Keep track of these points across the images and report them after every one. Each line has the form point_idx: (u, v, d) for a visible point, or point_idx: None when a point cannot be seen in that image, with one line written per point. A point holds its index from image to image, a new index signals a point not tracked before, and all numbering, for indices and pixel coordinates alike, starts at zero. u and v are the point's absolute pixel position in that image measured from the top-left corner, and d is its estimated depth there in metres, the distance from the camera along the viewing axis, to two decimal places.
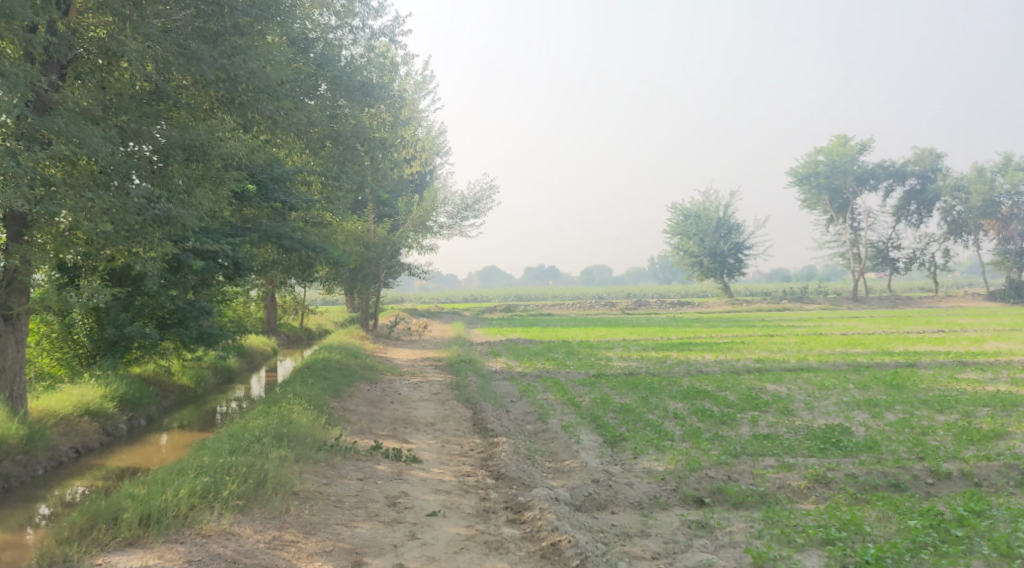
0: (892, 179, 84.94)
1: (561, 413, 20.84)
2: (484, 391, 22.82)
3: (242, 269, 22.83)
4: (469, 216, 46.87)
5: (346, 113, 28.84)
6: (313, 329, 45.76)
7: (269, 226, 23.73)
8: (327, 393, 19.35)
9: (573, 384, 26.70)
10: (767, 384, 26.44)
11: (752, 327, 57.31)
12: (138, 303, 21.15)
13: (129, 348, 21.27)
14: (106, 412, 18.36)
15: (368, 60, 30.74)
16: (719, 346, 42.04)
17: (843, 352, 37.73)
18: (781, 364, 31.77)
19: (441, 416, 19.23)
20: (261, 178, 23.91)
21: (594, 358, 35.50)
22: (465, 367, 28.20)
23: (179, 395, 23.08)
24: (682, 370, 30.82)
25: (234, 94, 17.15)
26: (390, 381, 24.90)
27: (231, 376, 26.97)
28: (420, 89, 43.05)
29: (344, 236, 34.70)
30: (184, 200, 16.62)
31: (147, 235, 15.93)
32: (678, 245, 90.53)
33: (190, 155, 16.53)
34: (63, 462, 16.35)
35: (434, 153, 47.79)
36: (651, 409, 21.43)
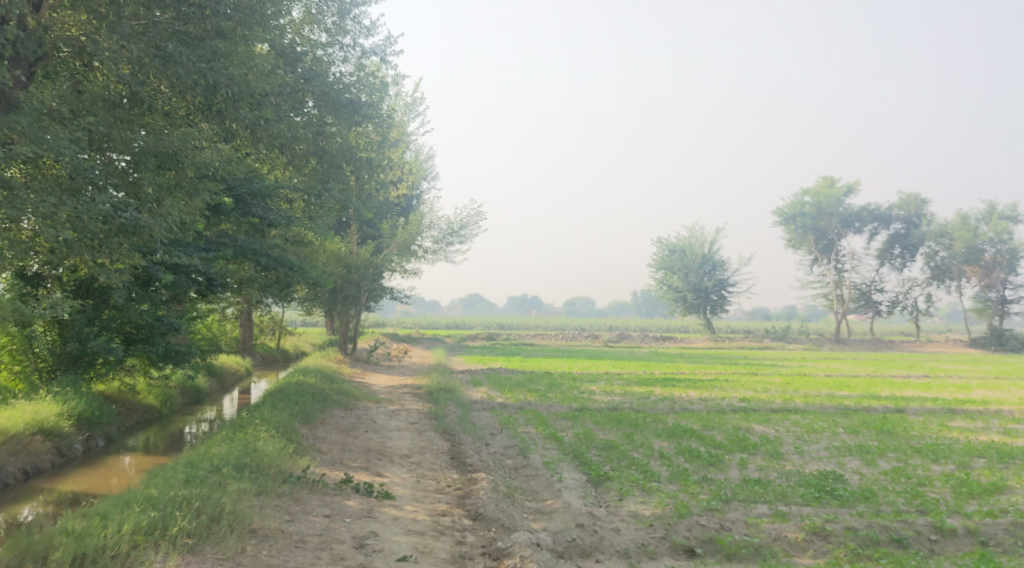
0: (876, 223, 85.23)
1: (542, 448, 19.98)
2: (464, 422, 21.92)
3: (215, 286, 21.96)
4: (455, 241, 46.17)
5: (333, 130, 28.18)
6: (290, 351, 44.71)
7: (245, 242, 22.91)
8: (298, 419, 18.41)
9: (555, 417, 25.84)
10: (754, 425, 25.69)
11: (736, 366, 56.65)
12: (104, 317, 20.21)
13: (92, 363, 20.38)
14: (62, 431, 17.33)
15: (358, 78, 30.20)
16: (703, 383, 41.29)
17: (830, 394, 37.06)
18: (767, 405, 31.06)
19: (417, 448, 18.32)
20: (239, 193, 22.93)
21: (577, 391, 34.63)
22: (444, 396, 27.30)
23: (143, 415, 22.06)
24: (666, 406, 30.02)
25: (212, 103, 16.66)
26: (366, 408, 23.97)
27: (200, 397, 25.91)
28: (410, 111, 42.47)
29: (325, 257, 33.88)
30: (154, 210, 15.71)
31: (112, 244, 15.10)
32: (662, 279, 90.17)
33: (162, 163, 15.72)
34: (9, 484, 15.33)
35: (421, 176, 47.22)
36: (636, 447, 20.60)
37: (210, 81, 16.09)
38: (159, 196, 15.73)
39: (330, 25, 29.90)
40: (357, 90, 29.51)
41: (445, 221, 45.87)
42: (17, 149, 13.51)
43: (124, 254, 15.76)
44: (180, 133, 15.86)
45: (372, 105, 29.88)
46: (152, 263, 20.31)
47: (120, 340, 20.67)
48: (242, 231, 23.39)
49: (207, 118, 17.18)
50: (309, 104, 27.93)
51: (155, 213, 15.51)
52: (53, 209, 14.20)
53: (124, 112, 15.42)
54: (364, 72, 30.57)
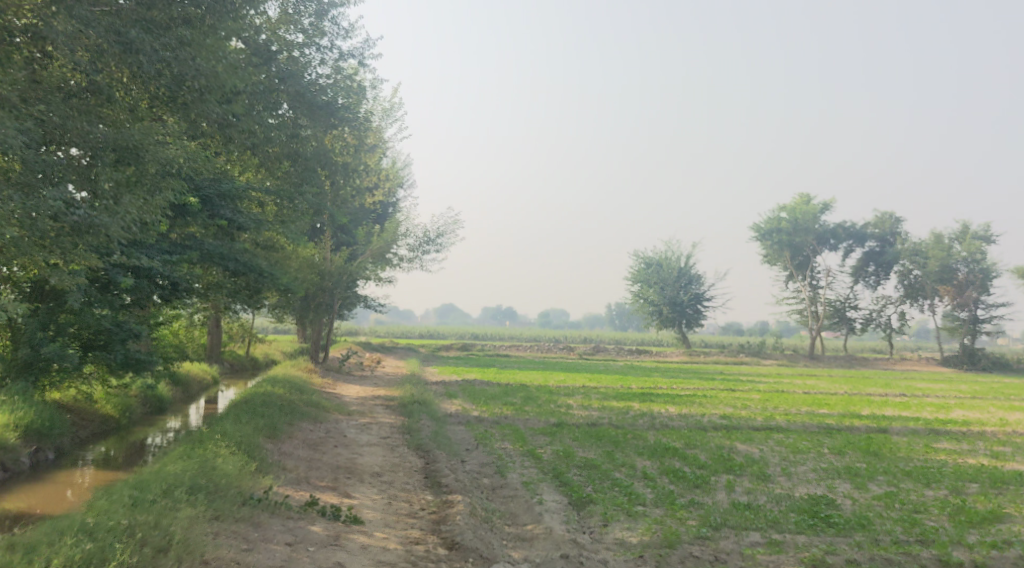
0: (852, 240, 85.51)
1: (521, 467, 19.11)
2: (439, 438, 20.99)
3: (179, 290, 20.85)
4: (431, 250, 45.27)
5: (307, 133, 27.31)
6: (259, 359, 43.42)
7: (211, 246, 21.90)
8: (262, 434, 17.38)
9: (533, 433, 24.95)
10: (738, 443, 25.01)
11: (713, 381, 56.07)
12: (58, 322, 19.05)
13: (45, 371, 19.24)
14: (6, 444, 16.19)
15: (336, 80, 29.33)
16: (681, 398, 40.58)
17: (810, 412, 36.52)
18: (749, 422, 30.38)
19: (389, 465, 17.34)
20: (207, 193, 21.81)
21: (554, 405, 33.75)
22: (418, 409, 26.31)
23: (100, 425, 20.88)
24: (646, 423, 29.23)
25: (177, 95, 16.06)
26: (336, 421, 22.95)
27: (162, 407, 24.70)
28: (387, 116, 41.55)
29: (297, 263, 32.87)
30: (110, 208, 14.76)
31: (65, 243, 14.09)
32: (639, 292, 89.70)
33: (121, 158, 14.76)
34: None
35: (398, 184, 46.31)
36: (618, 467, 19.75)
37: (174, 71, 15.48)
38: (117, 193, 14.76)
39: (306, 25, 29.00)
40: (334, 92, 28.59)
41: (421, 229, 44.93)
42: None
43: (79, 256, 14.73)
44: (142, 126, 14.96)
45: (348, 107, 28.96)
46: (112, 265, 19.22)
47: (76, 347, 19.52)
48: (209, 234, 22.36)
49: (172, 111, 16.64)
50: (284, 104, 27.01)
51: (113, 211, 14.53)
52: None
53: (81, 103, 14.49)
54: (341, 74, 29.70)
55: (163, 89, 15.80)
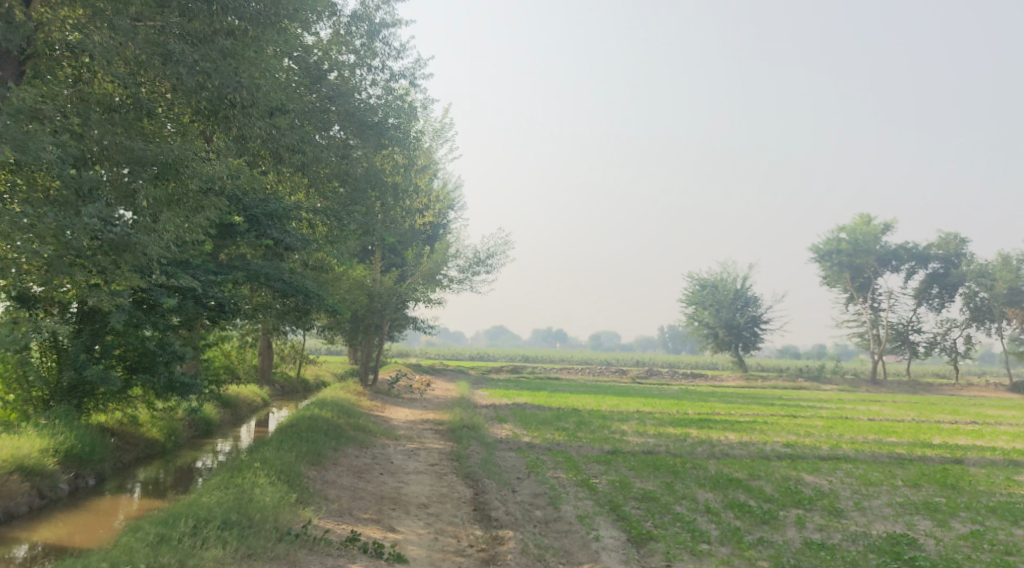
0: (914, 261, 82.59)
1: (575, 498, 18.15)
2: (489, 465, 20.11)
3: (226, 312, 20.22)
4: (482, 271, 44.63)
5: (357, 153, 27.04)
6: (310, 381, 43.16)
7: (257, 265, 21.35)
8: (305, 461, 16.72)
9: (587, 461, 23.91)
10: (804, 474, 23.64)
11: (772, 406, 54.23)
12: (102, 343, 18.81)
13: (89, 393, 18.97)
14: (45, 469, 15.84)
15: (388, 100, 28.97)
16: (740, 425, 39.05)
17: (877, 440, 34.72)
18: (814, 451, 28.88)
19: (436, 496, 16.53)
20: (254, 213, 21.36)
21: (608, 431, 32.61)
22: (468, 435, 25.48)
23: (144, 449, 20.54)
24: (706, 451, 27.96)
25: (217, 108, 15.87)
26: (383, 447, 22.26)
27: (210, 430, 24.33)
28: (438, 137, 41.17)
29: (346, 284, 32.48)
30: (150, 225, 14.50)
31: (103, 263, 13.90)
32: (693, 314, 87.94)
33: (161, 174, 14.68)
34: None
35: (449, 205, 45.88)
36: (677, 500, 18.63)
37: (215, 83, 15.16)
38: (156, 211, 14.54)
39: (357, 45, 28.75)
40: (385, 111, 28.21)
41: (472, 250, 44.32)
42: None
43: (121, 276, 14.43)
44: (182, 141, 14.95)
45: (399, 127, 28.55)
46: (156, 285, 18.91)
47: (121, 369, 19.25)
48: (258, 254, 21.91)
49: (214, 126, 16.47)
50: (332, 123, 26.69)
51: (150, 230, 14.31)
52: (33, 221, 13.03)
53: (121, 118, 14.49)
54: (392, 93, 29.35)
55: (204, 102, 15.63)
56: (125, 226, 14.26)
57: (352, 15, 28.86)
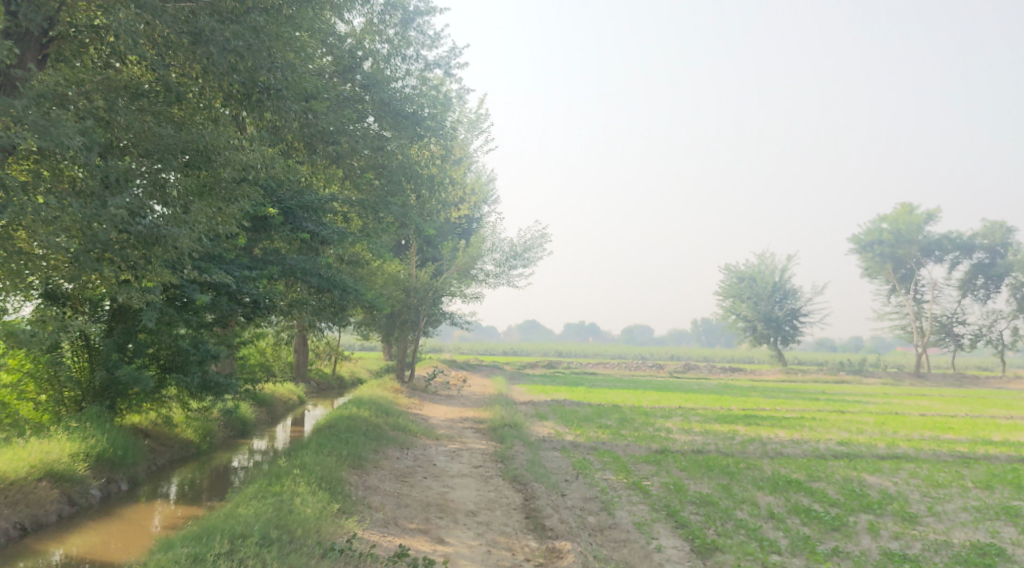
0: (958, 252, 79.91)
1: (629, 503, 17.19)
2: (536, 468, 19.19)
3: (261, 308, 19.57)
4: (518, 265, 43.68)
5: (392, 145, 26.21)
6: (345, 377, 42.57)
7: (293, 260, 20.65)
8: (345, 465, 15.93)
9: (636, 461, 22.90)
10: (866, 475, 22.45)
11: (817, 401, 52.58)
12: (134, 342, 18.22)
13: (121, 394, 18.38)
14: (75, 476, 15.19)
15: (423, 90, 28.08)
16: (789, 421, 37.68)
17: (935, 437, 33.16)
18: (872, 450, 27.53)
19: (485, 502, 15.65)
20: (288, 205, 20.60)
21: (652, 429, 31.51)
22: (511, 434, 24.56)
23: (179, 451, 20.02)
24: (758, 450, 26.79)
25: (250, 92, 15.10)
26: (424, 448, 21.44)
27: (245, 430, 23.73)
28: (473, 128, 40.23)
29: (382, 280, 31.74)
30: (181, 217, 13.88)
31: (132, 256, 13.33)
32: (731, 307, 86.33)
33: (191, 161, 14.19)
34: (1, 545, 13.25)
35: (484, 198, 44.97)
36: (737, 504, 17.55)
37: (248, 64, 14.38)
38: (186, 202, 13.95)
39: (391, 34, 27.91)
40: (420, 101, 27.35)
41: (508, 244, 43.36)
42: (14, 137, 11.88)
43: (152, 272, 13.85)
44: (215, 128, 14.34)
45: (435, 117, 27.66)
46: (189, 282, 18.27)
47: (154, 369, 18.64)
48: (293, 248, 21.18)
49: (246, 111, 15.67)
50: (367, 113, 25.92)
51: (181, 222, 13.72)
52: (57, 213, 12.50)
53: (150, 102, 13.86)
54: (427, 83, 28.44)
55: (236, 85, 14.86)
56: (155, 217, 13.66)
57: (386, 3, 28.03)
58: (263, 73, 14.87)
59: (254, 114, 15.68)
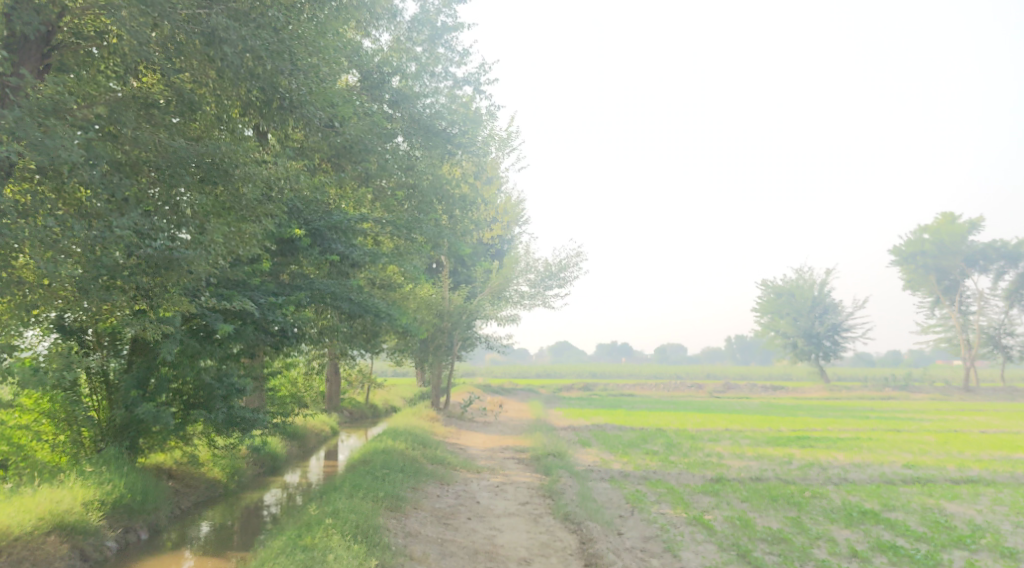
0: (1004, 261, 76.97)
1: (694, 543, 15.66)
2: (588, 503, 17.74)
3: (290, 337, 18.36)
4: (554, 285, 42.27)
5: (423, 164, 25.05)
6: (379, 406, 41.32)
7: (322, 285, 19.42)
8: (383, 509, 14.66)
9: (692, 492, 21.28)
10: (945, 501, 20.57)
11: (868, 420, 50.02)
12: (156, 377, 17.15)
13: (142, 432, 17.30)
14: (88, 527, 14.16)
15: (454, 107, 26.93)
16: (844, 443, 35.52)
17: (1006, 456, 30.80)
18: (944, 473, 25.47)
19: (538, 548, 14.27)
20: (316, 226, 19.36)
21: (702, 454, 29.73)
22: (556, 465, 23.06)
23: (205, 492, 19.04)
24: (820, 476, 24.94)
25: (270, 98, 14.03)
26: (467, 483, 20.06)
27: (277, 466, 22.58)
28: (504, 146, 39.04)
29: (415, 304, 30.51)
30: (197, 241, 13.13)
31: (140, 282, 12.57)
32: (769, 324, 84.15)
33: (206, 176, 13.23)
34: None
35: (516, 219, 43.76)
36: (813, 541, 15.86)
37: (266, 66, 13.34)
38: (201, 221, 13.17)
39: (419, 51, 26.91)
40: (451, 118, 26.19)
41: (543, 264, 41.96)
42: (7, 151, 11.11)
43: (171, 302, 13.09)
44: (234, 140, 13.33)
45: (466, 134, 26.47)
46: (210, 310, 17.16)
47: (177, 405, 17.69)
48: (321, 272, 20.00)
49: (267, 121, 14.54)
50: (396, 131, 24.84)
51: (195, 244, 12.99)
52: (56, 237, 11.78)
53: (161, 114, 13.05)
54: (457, 100, 27.31)
55: (255, 91, 13.78)
56: (167, 239, 12.92)
57: (413, 20, 27.21)
58: (284, 78, 13.86)
59: (276, 123, 14.53)
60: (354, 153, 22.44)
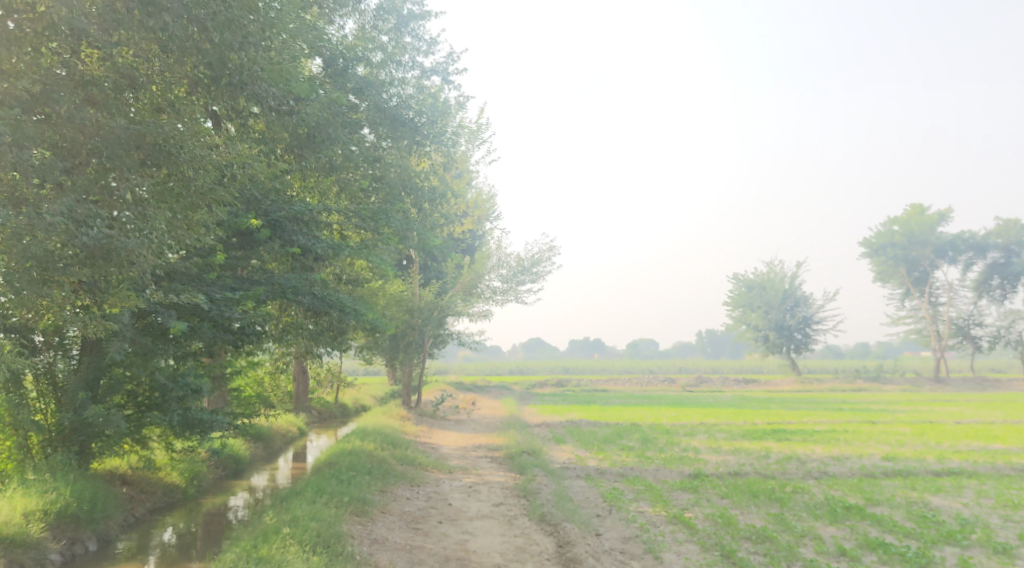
0: (972, 252, 77.50)
1: (677, 543, 15.03)
2: (564, 503, 17.05)
3: (251, 334, 17.42)
4: (526, 280, 41.53)
5: (387, 156, 24.21)
6: (348, 406, 40.31)
7: (282, 279, 18.48)
8: (348, 515, 13.88)
9: (672, 489, 20.65)
10: (928, 494, 20.13)
11: (842, 412, 49.78)
12: (107, 377, 16.35)
13: (92, 436, 16.26)
14: (29, 540, 13.31)
15: (421, 97, 26.03)
16: (820, 436, 35.21)
17: (983, 447, 30.57)
18: (924, 465, 25.05)
19: (511, 554, 13.56)
20: (276, 217, 18.40)
21: (679, 449, 29.18)
22: (531, 463, 22.34)
23: (162, 498, 18.05)
24: (800, 470, 24.43)
25: (220, 73, 14.35)
26: (438, 484, 19.29)
27: (240, 469, 21.63)
28: (474, 138, 38.19)
29: (384, 300, 29.61)
30: (138, 229, 12.40)
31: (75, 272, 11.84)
32: (741, 318, 84.15)
33: (149, 159, 12.52)
34: None
35: (487, 213, 42.94)
36: (799, 540, 15.25)
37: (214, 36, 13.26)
38: (145, 207, 12.36)
39: (385, 40, 26.03)
40: (419, 108, 25.32)
41: (515, 259, 41.19)
42: None
43: (126, 296, 12.81)
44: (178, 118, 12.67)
45: (434, 124, 25.62)
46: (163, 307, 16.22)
47: (130, 408, 16.89)
48: (283, 265, 19.09)
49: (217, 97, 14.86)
50: (361, 121, 23.96)
51: (135, 232, 12.27)
52: None
53: (101, 93, 12.25)
54: (425, 90, 26.45)
55: (203, 66, 13.83)
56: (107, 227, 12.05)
57: (378, 8, 26.28)
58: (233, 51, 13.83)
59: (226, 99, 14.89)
60: (318, 142, 21.55)
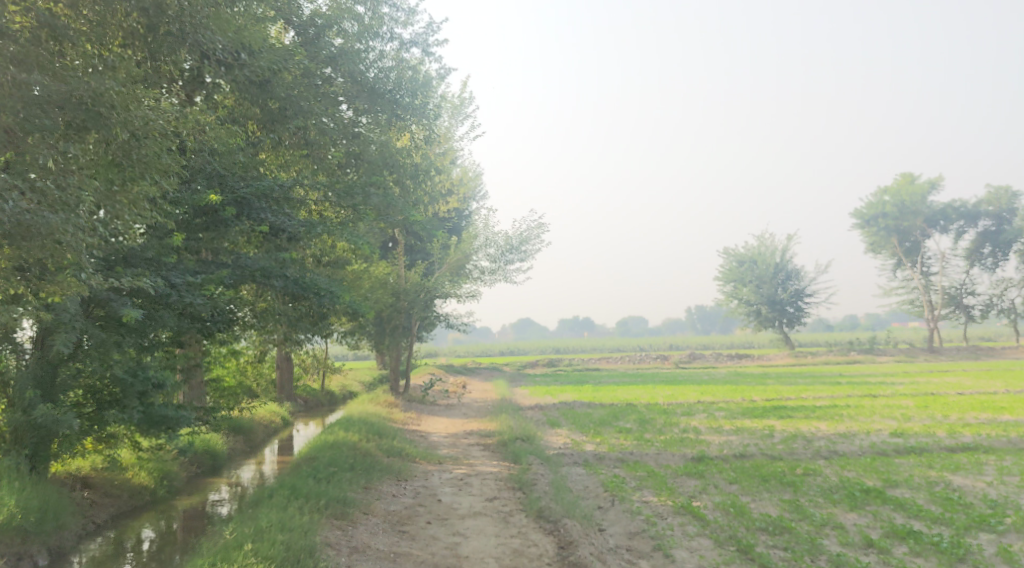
0: (964, 221, 76.48)
1: (690, 537, 13.78)
2: (563, 495, 15.79)
3: (218, 321, 16.03)
4: (515, 259, 40.09)
5: (365, 131, 22.60)
6: (335, 393, 38.87)
7: (251, 261, 17.03)
8: (325, 521, 12.65)
9: (676, 475, 19.39)
10: (947, 472, 18.98)
11: (839, 386, 48.67)
12: (60, 375, 14.81)
13: (45, 438, 14.88)
14: None
15: (399, 66, 24.36)
16: (822, 411, 34.06)
17: (991, 419, 29.46)
18: (936, 441, 23.87)
19: (507, 560, 12.34)
20: (243, 194, 16.97)
21: (678, 430, 27.92)
22: (525, 450, 21.03)
23: (128, 501, 16.64)
24: (807, 449, 23.23)
25: (156, 22, 13.75)
26: (426, 476, 18.00)
27: (217, 466, 20.25)
28: (457, 113, 36.62)
29: (367, 282, 28.12)
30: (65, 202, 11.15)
31: None
32: (732, 292, 83.02)
33: (74, 121, 11.40)
34: None
35: (473, 191, 41.35)
36: (820, 530, 14.01)
37: None
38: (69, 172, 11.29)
39: (361, 9, 24.26)
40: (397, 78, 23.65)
41: (503, 237, 39.72)
42: None
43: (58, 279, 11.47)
44: (110, 75, 11.60)
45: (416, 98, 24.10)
46: (117, 293, 14.83)
47: (90, 405, 15.48)
48: (253, 246, 17.63)
49: (154, 51, 14.33)
50: (337, 95, 22.36)
51: (59, 206, 11.03)
52: None
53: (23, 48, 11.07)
54: (404, 61, 24.79)
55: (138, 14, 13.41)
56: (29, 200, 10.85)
57: None
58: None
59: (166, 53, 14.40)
60: (288, 116, 19.98)
